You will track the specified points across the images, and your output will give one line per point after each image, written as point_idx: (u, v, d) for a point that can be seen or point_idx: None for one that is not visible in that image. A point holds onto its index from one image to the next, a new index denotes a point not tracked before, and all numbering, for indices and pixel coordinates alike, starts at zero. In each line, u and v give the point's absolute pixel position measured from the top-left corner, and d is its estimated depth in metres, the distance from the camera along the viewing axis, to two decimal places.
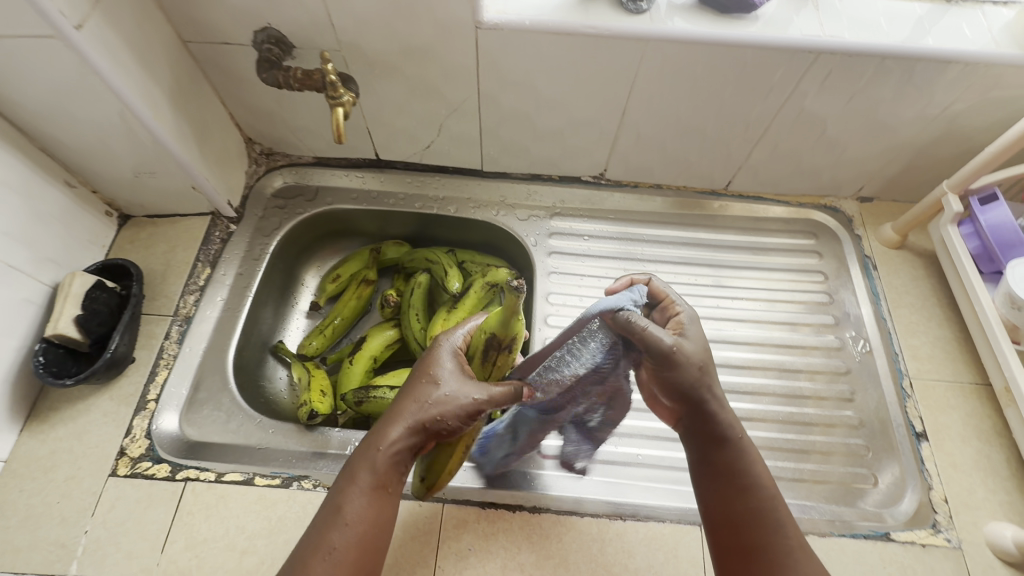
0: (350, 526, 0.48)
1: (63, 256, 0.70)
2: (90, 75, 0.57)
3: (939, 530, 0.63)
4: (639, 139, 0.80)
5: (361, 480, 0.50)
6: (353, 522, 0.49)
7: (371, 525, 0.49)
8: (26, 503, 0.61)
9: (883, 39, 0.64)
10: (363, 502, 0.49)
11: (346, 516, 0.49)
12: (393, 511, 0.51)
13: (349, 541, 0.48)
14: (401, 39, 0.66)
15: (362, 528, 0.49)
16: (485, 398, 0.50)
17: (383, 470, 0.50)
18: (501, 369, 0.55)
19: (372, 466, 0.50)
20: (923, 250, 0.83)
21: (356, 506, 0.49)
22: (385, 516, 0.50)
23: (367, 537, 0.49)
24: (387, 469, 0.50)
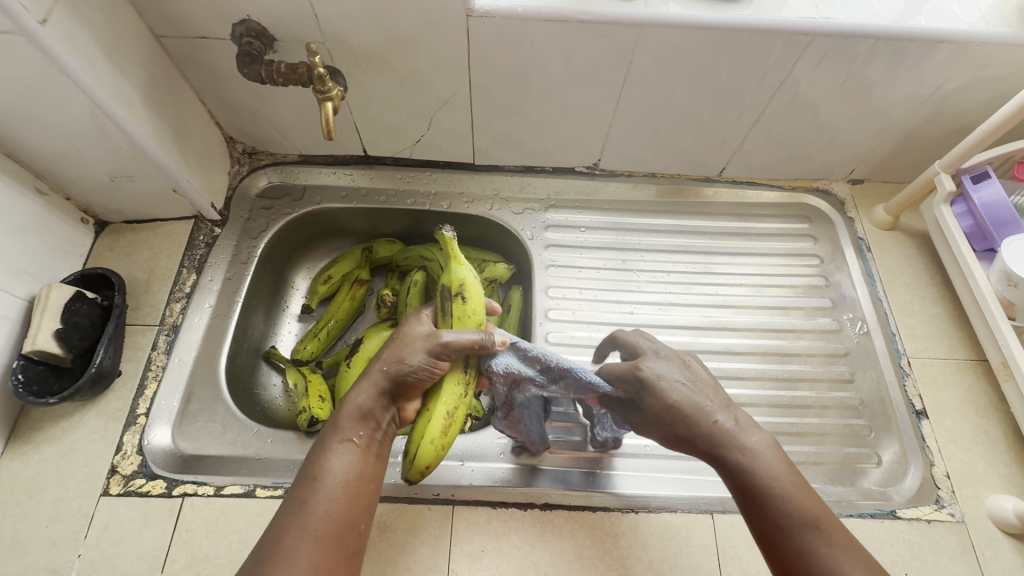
0: (323, 482, 0.46)
1: (38, 267, 0.66)
2: (58, 75, 0.53)
3: (943, 506, 0.64)
4: (634, 127, 0.79)
5: (333, 438, 0.48)
6: (327, 478, 0.46)
7: (347, 480, 0.47)
8: (12, 529, 0.57)
9: (877, 20, 0.64)
10: (337, 458, 0.47)
11: (318, 474, 0.46)
12: (372, 467, 0.49)
13: (324, 498, 0.45)
14: (389, 29, 0.64)
15: (338, 483, 0.46)
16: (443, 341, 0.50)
17: (356, 425, 0.49)
18: (465, 324, 0.53)
19: (343, 422, 0.49)
20: (914, 230, 0.84)
21: (329, 462, 0.47)
22: (363, 471, 0.48)
23: (343, 492, 0.46)
24: (359, 424, 0.49)
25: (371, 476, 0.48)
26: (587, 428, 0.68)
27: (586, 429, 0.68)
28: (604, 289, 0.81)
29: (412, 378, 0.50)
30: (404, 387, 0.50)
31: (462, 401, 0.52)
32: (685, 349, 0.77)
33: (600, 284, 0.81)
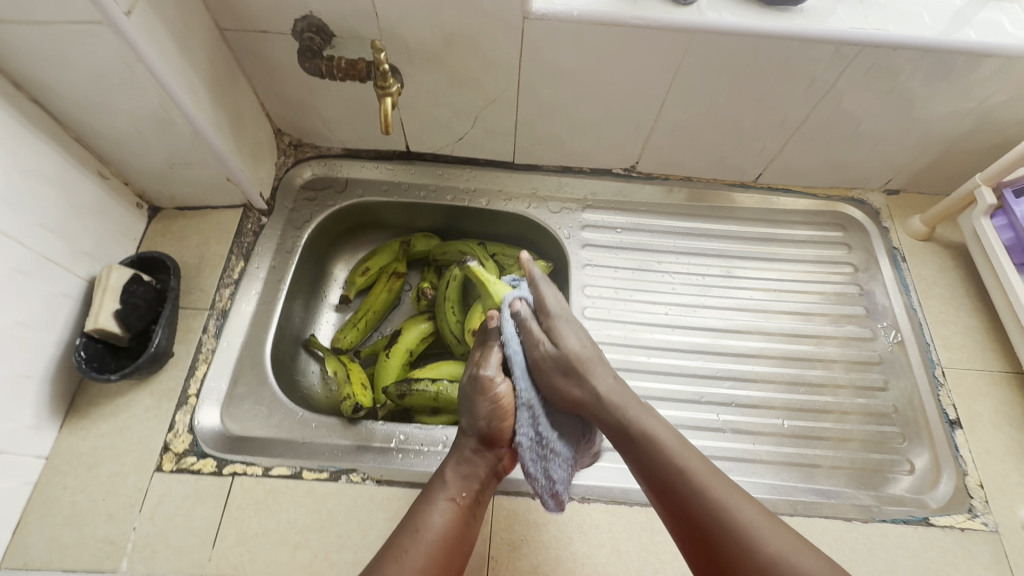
0: (425, 533, 0.52)
1: (97, 249, 0.68)
2: (136, 63, 0.55)
3: (976, 515, 0.65)
4: (675, 131, 0.80)
5: (438, 494, 0.55)
6: (427, 531, 0.52)
7: (446, 537, 0.52)
8: (71, 500, 0.60)
9: (926, 31, 0.64)
10: (438, 513, 0.54)
11: (421, 526, 0.52)
12: (466, 527, 0.54)
13: (422, 549, 0.51)
14: (445, 28, 0.65)
15: (436, 538, 0.52)
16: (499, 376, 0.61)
17: (459, 483, 0.56)
18: None
19: (449, 480, 0.57)
20: (949, 241, 0.85)
21: (432, 515, 0.53)
22: (459, 530, 0.54)
23: (441, 548, 0.51)
24: (461, 484, 0.56)
25: (464, 537, 0.54)
26: None
27: None
28: (639, 290, 0.82)
29: (497, 425, 0.59)
30: (492, 436, 0.59)
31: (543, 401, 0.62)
32: (710, 351, 0.78)
33: (634, 285, 0.83)
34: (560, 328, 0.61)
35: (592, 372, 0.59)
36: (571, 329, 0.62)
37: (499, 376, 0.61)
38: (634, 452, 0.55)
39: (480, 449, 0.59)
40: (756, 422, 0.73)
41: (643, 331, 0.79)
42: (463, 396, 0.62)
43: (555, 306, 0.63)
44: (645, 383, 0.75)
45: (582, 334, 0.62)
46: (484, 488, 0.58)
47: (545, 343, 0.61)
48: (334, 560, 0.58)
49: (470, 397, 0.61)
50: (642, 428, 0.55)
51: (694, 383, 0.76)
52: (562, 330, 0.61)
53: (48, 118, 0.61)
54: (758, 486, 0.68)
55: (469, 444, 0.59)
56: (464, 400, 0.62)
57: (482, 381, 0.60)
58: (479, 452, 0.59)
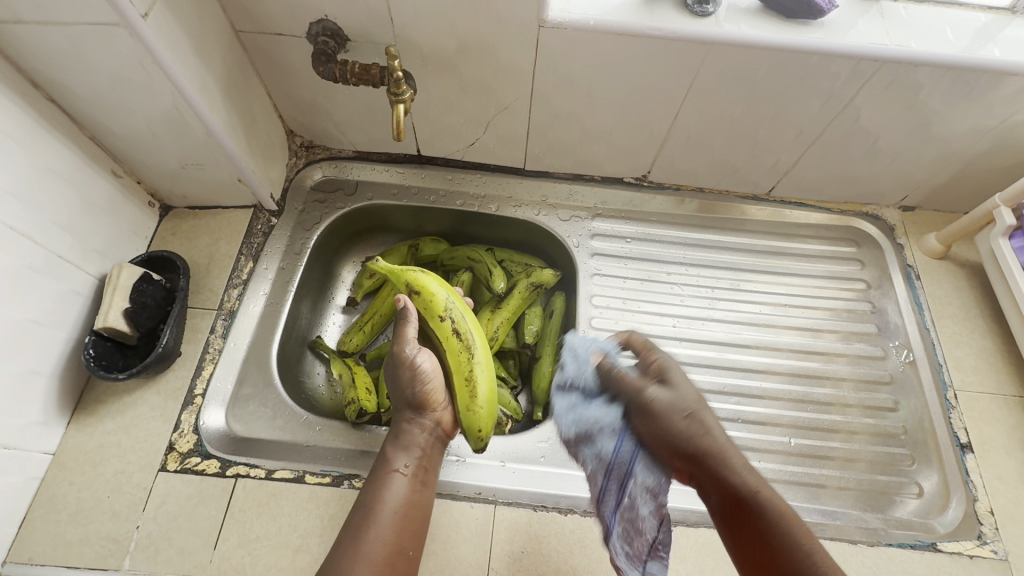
0: (379, 508, 0.51)
1: (109, 247, 0.69)
2: (152, 65, 0.56)
3: (985, 542, 0.64)
4: (689, 142, 0.79)
5: (385, 470, 0.55)
6: (379, 506, 0.51)
7: (398, 507, 0.52)
8: (77, 497, 0.60)
9: (949, 48, 0.63)
10: (386, 487, 0.53)
11: (372, 503, 0.52)
12: (419, 495, 0.54)
13: (377, 524, 0.50)
14: (460, 35, 0.65)
15: (389, 510, 0.51)
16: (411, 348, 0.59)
17: (402, 455, 0.56)
18: (431, 313, 0.59)
19: (391, 455, 0.56)
20: (965, 261, 0.84)
21: (383, 490, 0.53)
22: (410, 497, 0.53)
23: (396, 518, 0.51)
24: (405, 455, 0.56)
25: (418, 502, 0.54)
26: None
27: None
28: (647, 301, 0.82)
29: (424, 391, 0.59)
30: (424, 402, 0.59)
31: (475, 363, 0.56)
32: (718, 365, 0.78)
33: (643, 296, 0.82)
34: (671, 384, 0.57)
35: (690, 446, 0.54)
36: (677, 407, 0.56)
37: (411, 347, 0.59)
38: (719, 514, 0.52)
39: (415, 417, 0.58)
40: (763, 439, 0.72)
41: None
42: (390, 372, 0.62)
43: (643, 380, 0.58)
44: None
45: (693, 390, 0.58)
46: (430, 454, 0.58)
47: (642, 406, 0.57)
48: None
49: (393, 372, 0.61)
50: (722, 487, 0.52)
51: None
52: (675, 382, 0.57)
53: (63, 116, 0.61)
54: None
55: (404, 413, 0.59)
56: (391, 375, 0.62)
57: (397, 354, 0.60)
58: (415, 419, 0.59)
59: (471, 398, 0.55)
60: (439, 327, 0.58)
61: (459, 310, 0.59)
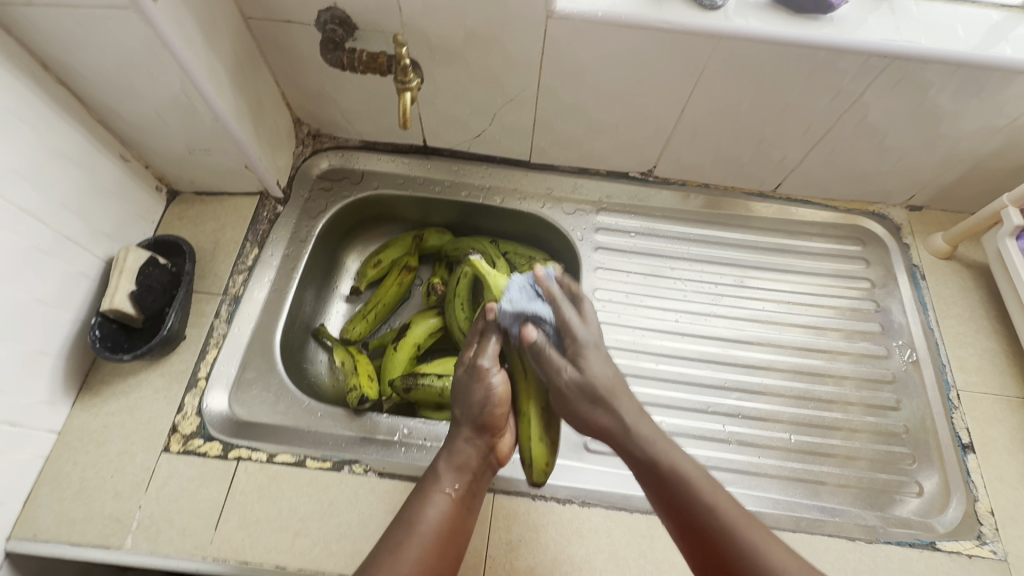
0: (418, 527, 0.52)
1: (116, 230, 0.69)
2: (161, 49, 0.56)
3: (984, 542, 0.64)
4: (695, 137, 0.79)
5: (433, 488, 0.55)
6: (421, 525, 0.52)
7: (440, 529, 0.52)
8: (80, 476, 0.61)
9: (959, 46, 0.62)
10: (432, 506, 0.53)
11: (415, 520, 0.52)
12: (461, 520, 0.54)
13: (418, 543, 0.50)
14: (468, 25, 0.65)
15: (431, 532, 0.52)
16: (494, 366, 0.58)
17: (451, 476, 0.56)
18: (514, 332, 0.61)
19: (441, 473, 0.56)
20: (971, 261, 0.83)
21: (427, 509, 0.53)
22: (453, 522, 0.53)
23: (437, 541, 0.51)
24: (454, 476, 0.56)
25: (458, 529, 0.54)
26: None
27: None
28: (649, 296, 0.82)
29: (491, 412, 0.57)
30: (487, 423, 0.58)
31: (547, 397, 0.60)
32: (719, 360, 0.77)
33: (646, 290, 0.82)
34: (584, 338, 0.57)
35: (620, 401, 0.56)
36: (600, 350, 0.58)
37: (491, 365, 0.57)
38: (662, 490, 0.52)
39: (474, 436, 0.58)
40: (762, 435, 0.72)
41: (652, 338, 0.78)
42: (457, 384, 0.60)
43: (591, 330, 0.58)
44: (651, 389, 0.74)
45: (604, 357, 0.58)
46: (479, 480, 0.58)
47: (568, 369, 0.56)
48: (333, 550, 0.58)
49: (464, 385, 0.58)
50: (670, 466, 0.52)
51: (701, 393, 0.75)
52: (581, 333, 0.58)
53: (73, 98, 0.62)
54: (761, 500, 0.67)
55: (463, 430, 0.58)
56: (459, 387, 0.59)
57: (474, 367, 0.58)
58: (473, 439, 0.58)
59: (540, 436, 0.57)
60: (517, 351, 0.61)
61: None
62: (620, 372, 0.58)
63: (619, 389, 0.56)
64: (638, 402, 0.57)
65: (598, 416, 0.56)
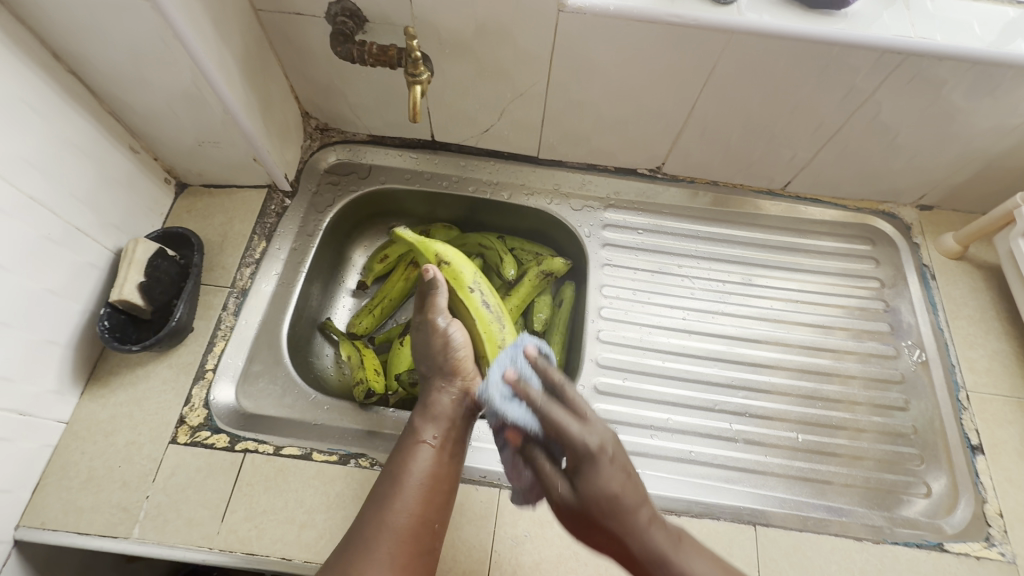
0: (403, 481, 0.53)
1: (124, 222, 0.69)
2: (172, 40, 0.56)
3: (993, 544, 0.63)
4: (705, 133, 0.78)
5: (412, 441, 0.56)
6: (405, 478, 0.53)
7: (424, 477, 0.53)
8: (89, 465, 0.61)
9: (975, 43, 0.62)
10: (413, 459, 0.54)
11: (399, 474, 0.53)
12: (446, 466, 0.55)
13: (403, 497, 0.52)
14: (479, 18, 0.65)
15: (416, 482, 0.53)
16: (446, 319, 0.62)
17: (430, 426, 0.57)
18: (457, 286, 0.65)
19: (419, 426, 0.57)
20: (982, 262, 0.82)
21: (409, 461, 0.54)
22: (436, 469, 0.54)
23: (423, 490, 0.52)
24: (432, 427, 0.57)
25: (444, 475, 0.55)
26: (631, 427, 0.71)
27: (631, 428, 0.71)
28: (656, 293, 0.81)
29: (452, 358, 0.61)
30: (452, 370, 0.61)
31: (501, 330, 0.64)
32: (726, 358, 0.77)
33: (653, 287, 0.82)
34: (596, 464, 0.52)
35: (630, 520, 0.50)
36: (605, 460, 0.52)
37: (443, 317, 0.62)
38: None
39: (447, 386, 0.61)
40: (769, 434, 0.72)
41: (659, 335, 0.78)
42: (417, 343, 0.64)
43: (589, 436, 0.53)
44: (657, 387, 0.74)
45: (617, 471, 0.52)
46: (459, 426, 0.59)
47: (561, 484, 0.55)
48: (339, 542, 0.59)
49: (423, 340, 0.63)
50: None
51: (708, 390, 0.74)
52: (593, 463, 0.52)
53: (83, 89, 0.62)
54: (767, 499, 0.67)
55: (436, 383, 0.61)
56: (421, 347, 0.64)
57: (428, 323, 0.62)
58: (447, 388, 0.61)
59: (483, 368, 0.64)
60: (467, 298, 0.64)
61: (480, 282, 0.66)
62: (634, 478, 0.53)
63: (628, 504, 0.50)
64: (655, 510, 0.51)
65: (607, 537, 0.51)
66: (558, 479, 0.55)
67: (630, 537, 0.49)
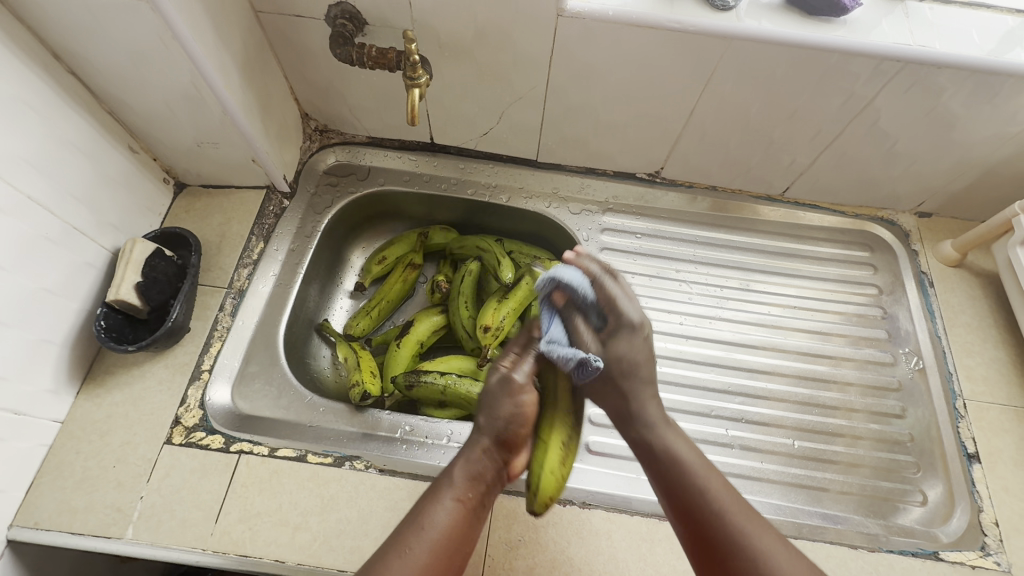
0: (427, 532, 0.50)
1: (123, 221, 0.70)
2: (171, 41, 0.56)
3: (988, 553, 0.63)
4: (703, 139, 0.79)
5: (444, 493, 0.53)
6: (429, 530, 0.50)
7: (447, 536, 0.50)
8: (83, 465, 0.61)
9: (973, 51, 0.62)
10: (441, 513, 0.51)
11: (424, 523, 0.50)
12: (470, 528, 0.52)
13: (424, 549, 0.49)
14: (478, 22, 0.65)
15: (438, 538, 0.50)
16: (525, 380, 0.57)
17: (466, 483, 0.53)
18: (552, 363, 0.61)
19: (455, 478, 0.54)
20: (981, 270, 0.82)
21: (436, 514, 0.51)
22: (461, 531, 0.51)
23: (442, 549, 0.49)
24: (468, 484, 0.53)
25: (466, 537, 0.51)
26: None
27: None
28: (654, 298, 0.81)
29: (515, 428, 0.55)
30: (511, 437, 0.55)
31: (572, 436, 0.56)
32: (722, 364, 0.77)
33: (651, 292, 0.82)
34: (626, 332, 0.59)
35: (640, 388, 0.57)
36: (641, 335, 0.59)
37: (523, 379, 0.56)
38: (659, 473, 0.53)
39: (495, 449, 0.55)
40: (765, 440, 0.72)
41: (656, 339, 0.78)
42: (486, 390, 0.58)
43: (634, 312, 0.60)
44: None
45: (644, 346, 0.59)
46: (490, 490, 0.55)
47: (591, 344, 0.59)
48: (332, 545, 0.58)
49: (493, 392, 0.57)
50: (668, 449, 0.53)
51: (704, 396, 0.74)
52: (621, 336, 0.59)
53: (83, 89, 0.62)
54: (762, 506, 0.67)
55: (485, 442, 0.55)
56: (486, 395, 0.58)
57: (507, 380, 0.57)
58: (493, 452, 0.55)
59: (561, 441, 0.55)
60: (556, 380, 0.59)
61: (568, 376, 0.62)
62: (651, 362, 0.59)
63: (642, 375, 0.58)
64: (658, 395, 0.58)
65: (616, 394, 0.58)
66: (589, 339, 0.59)
67: (632, 402, 0.57)
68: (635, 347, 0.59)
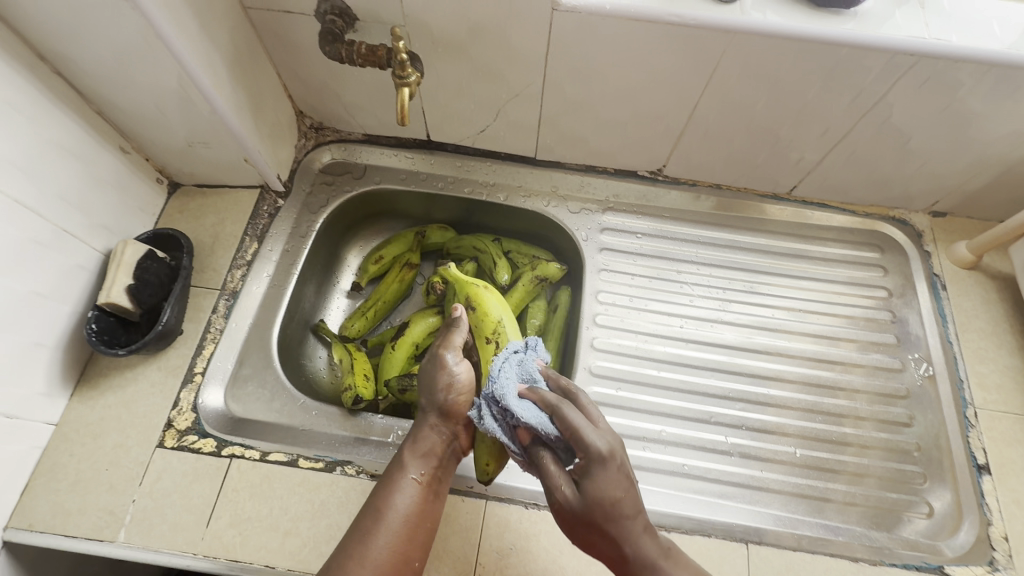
0: (387, 516, 0.50)
1: (114, 222, 0.69)
2: (155, 40, 0.55)
3: (996, 568, 0.61)
4: (707, 136, 0.76)
5: (399, 475, 0.53)
6: (389, 513, 0.50)
7: (409, 516, 0.51)
8: (76, 467, 0.61)
9: (993, 44, 0.58)
10: (399, 494, 0.52)
11: (383, 507, 0.51)
12: (430, 504, 0.53)
13: (386, 532, 0.49)
14: (470, 18, 0.63)
15: (399, 519, 0.50)
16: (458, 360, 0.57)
17: (418, 463, 0.54)
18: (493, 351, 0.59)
19: (406, 461, 0.54)
20: (997, 272, 0.79)
21: (394, 497, 0.51)
22: (422, 508, 0.52)
23: (404, 530, 0.50)
24: (421, 464, 0.54)
25: (428, 514, 0.52)
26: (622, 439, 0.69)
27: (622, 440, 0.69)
28: (654, 300, 0.79)
29: (455, 401, 0.56)
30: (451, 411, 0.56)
31: None
32: (725, 369, 0.75)
33: (651, 294, 0.80)
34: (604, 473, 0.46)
35: (625, 527, 0.46)
36: (614, 466, 0.46)
37: (453, 355, 0.57)
38: None
39: (440, 425, 0.56)
40: (769, 449, 0.70)
41: (656, 343, 0.76)
42: (422, 374, 0.59)
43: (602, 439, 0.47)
44: (653, 397, 0.72)
45: (623, 466, 0.47)
46: (445, 466, 0.56)
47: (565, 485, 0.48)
48: (323, 550, 0.58)
49: (429, 374, 0.58)
50: None
51: (704, 402, 0.73)
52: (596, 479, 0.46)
53: (69, 90, 0.61)
54: (761, 516, 0.65)
55: (429, 419, 0.56)
56: (423, 377, 0.58)
57: (438, 358, 0.57)
58: (439, 426, 0.56)
59: None
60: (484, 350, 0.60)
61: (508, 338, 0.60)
62: (635, 485, 0.47)
63: (625, 511, 0.46)
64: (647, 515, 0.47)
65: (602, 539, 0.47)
66: (561, 480, 0.48)
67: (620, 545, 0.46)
68: (608, 484, 0.46)
